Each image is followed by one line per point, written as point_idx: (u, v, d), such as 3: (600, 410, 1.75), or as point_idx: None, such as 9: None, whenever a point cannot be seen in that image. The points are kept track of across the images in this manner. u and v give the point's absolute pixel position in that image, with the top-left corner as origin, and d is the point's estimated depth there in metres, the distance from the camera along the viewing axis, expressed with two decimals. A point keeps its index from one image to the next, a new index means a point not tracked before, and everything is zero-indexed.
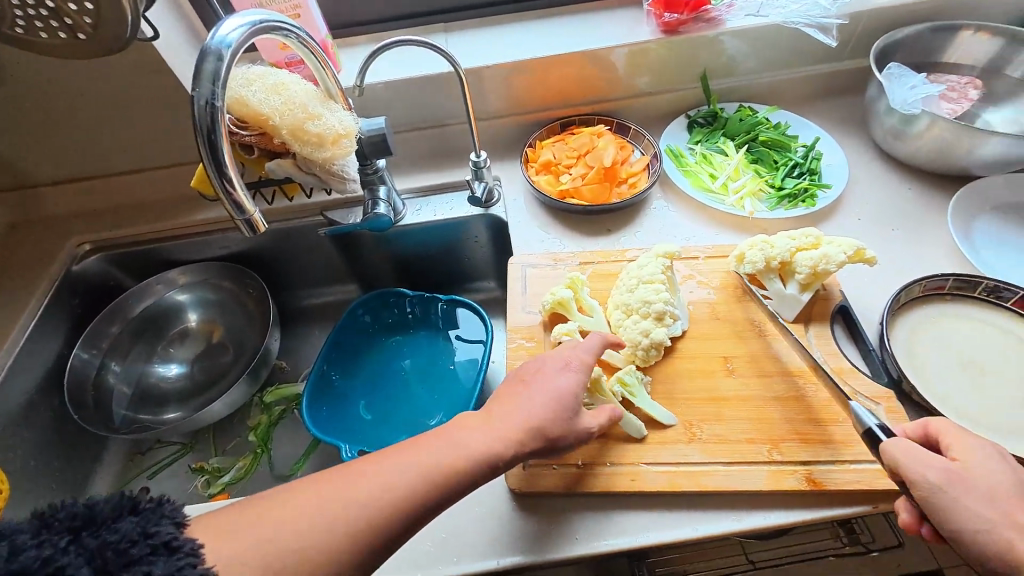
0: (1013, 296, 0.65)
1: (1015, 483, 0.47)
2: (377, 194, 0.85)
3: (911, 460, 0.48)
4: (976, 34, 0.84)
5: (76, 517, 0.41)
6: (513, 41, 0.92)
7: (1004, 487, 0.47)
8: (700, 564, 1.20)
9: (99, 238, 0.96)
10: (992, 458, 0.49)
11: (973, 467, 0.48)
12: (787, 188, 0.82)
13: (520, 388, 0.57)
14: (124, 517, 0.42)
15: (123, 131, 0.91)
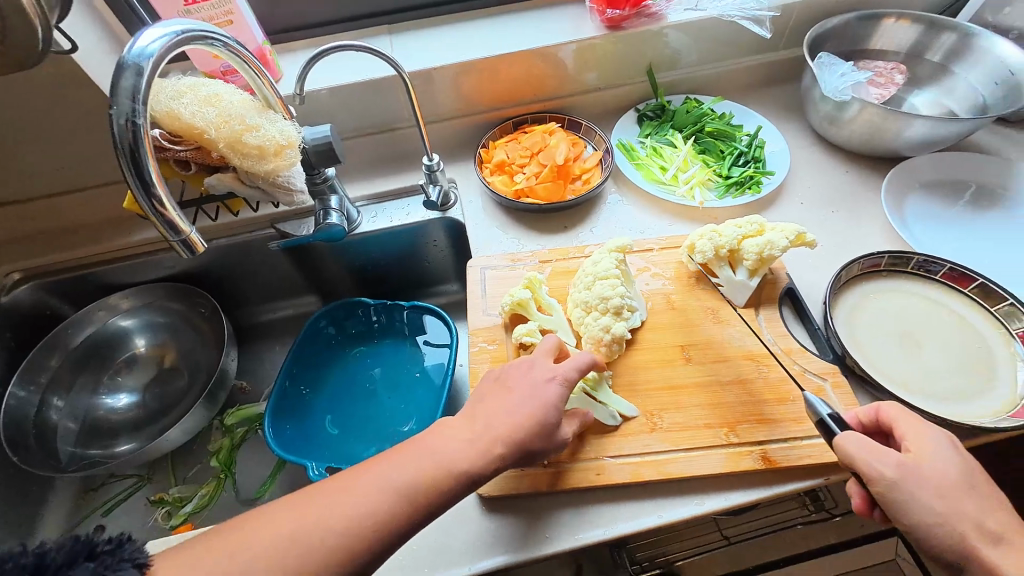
0: (940, 269, 0.70)
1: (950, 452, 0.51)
2: (329, 204, 0.83)
3: (866, 454, 0.50)
4: (898, 21, 0.88)
5: (27, 567, 0.40)
6: (460, 41, 0.91)
7: (943, 459, 0.50)
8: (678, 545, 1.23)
9: (29, 265, 0.89)
10: (942, 446, 0.52)
11: (924, 455, 0.51)
12: (733, 177, 0.85)
13: (487, 398, 0.56)
14: (79, 564, 0.42)
15: (47, 151, 0.85)
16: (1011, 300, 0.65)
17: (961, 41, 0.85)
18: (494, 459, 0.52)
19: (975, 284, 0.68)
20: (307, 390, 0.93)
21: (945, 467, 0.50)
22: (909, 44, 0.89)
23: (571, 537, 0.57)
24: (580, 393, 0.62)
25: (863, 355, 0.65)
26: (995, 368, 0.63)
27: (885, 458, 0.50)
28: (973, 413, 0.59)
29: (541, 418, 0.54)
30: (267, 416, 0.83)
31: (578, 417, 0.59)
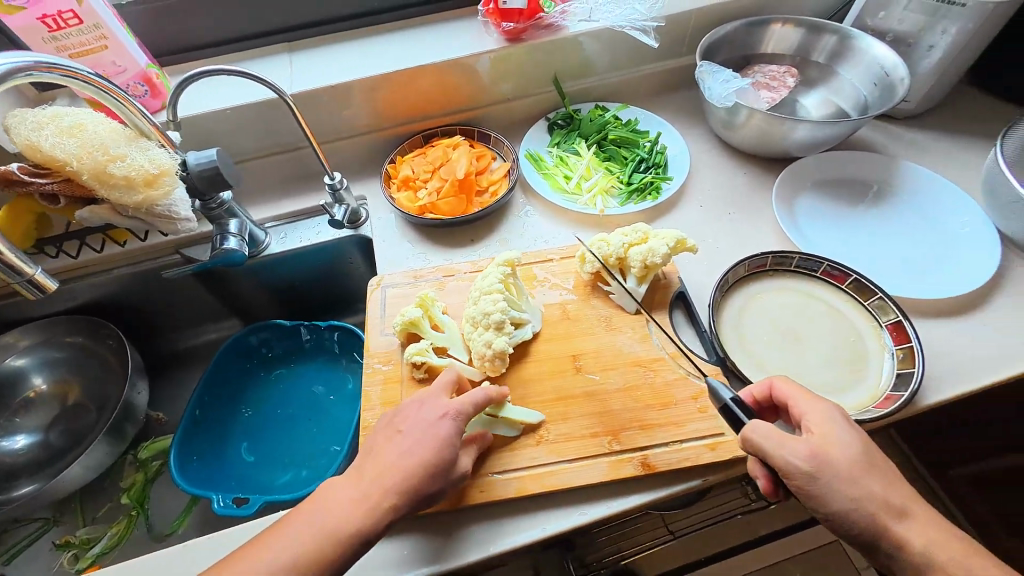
0: (819, 267, 0.72)
1: (839, 434, 0.52)
2: (226, 229, 0.81)
3: (769, 442, 0.52)
4: (785, 26, 0.92)
5: None
6: (361, 57, 0.90)
7: (837, 443, 0.52)
8: (626, 545, 1.22)
9: None
10: (838, 423, 0.53)
11: (821, 434, 0.52)
12: (634, 183, 0.87)
13: (391, 432, 0.56)
14: None
15: None
16: (880, 294, 0.68)
17: (842, 43, 0.89)
18: (371, 486, 0.52)
19: (851, 280, 0.71)
20: (247, 411, 0.93)
21: (833, 446, 0.51)
22: (798, 47, 0.93)
23: (464, 555, 0.57)
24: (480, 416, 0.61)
25: (743, 354, 0.67)
26: (866, 361, 0.66)
27: (790, 449, 0.51)
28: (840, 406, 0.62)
29: (419, 441, 0.54)
30: (174, 448, 0.81)
31: (474, 444, 0.59)
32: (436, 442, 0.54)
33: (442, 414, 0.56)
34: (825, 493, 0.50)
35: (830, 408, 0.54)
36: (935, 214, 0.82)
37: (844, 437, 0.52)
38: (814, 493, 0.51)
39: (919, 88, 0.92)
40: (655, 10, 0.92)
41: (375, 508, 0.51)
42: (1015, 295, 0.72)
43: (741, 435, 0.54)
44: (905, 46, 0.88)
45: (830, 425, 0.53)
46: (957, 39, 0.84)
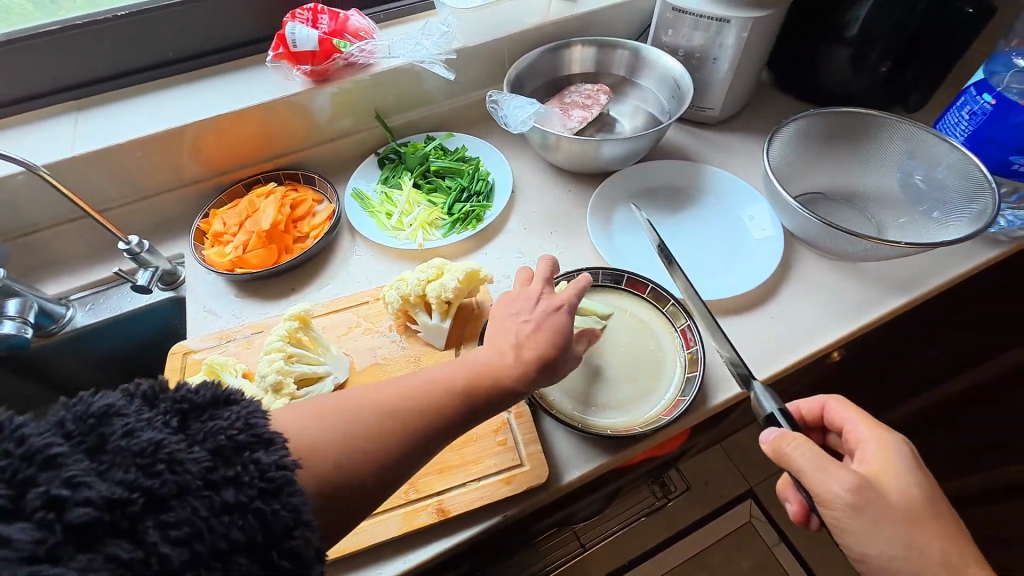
0: (622, 279, 0.75)
1: (907, 477, 0.53)
2: (2, 311, 0.73)
3: (811, 466, 0.51)
4: (583, 47, 0.96)
5: (179, 401, 0.41)
6: (156, 110, 0.86)
7: (906, 490, 0.52)
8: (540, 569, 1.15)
9: None
10: (906, 464, 0.54)
11: (882, 470, 0.53)
12: (455, 213, 0.87)
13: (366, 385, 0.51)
14: (222, 406, 0.41)
15: None
16: (673, 300, 0.71)
17: (634, 58, 0.94)
18: None
19: (649, 288, 0.73)
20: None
21: (896, 485, 0.52)
22: (599, 66, 0.98)
23: None
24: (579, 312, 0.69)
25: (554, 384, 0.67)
26: (662, 367, 0.68)
27: (832, 481, 0.50)
28: (636, 419, 0.64)
29: None
30: None
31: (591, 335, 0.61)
32: (542, 337, 0.55)
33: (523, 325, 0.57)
34: (865, 528, 0.50)
35: (887, 439, 0.56)
36: (737, 213, 0.87)
37: (899, 471, 0.53)
38: (847, 523, 0.51)
39: (717, 97, 0.98)
40: (441, 45, 0.92)
41: (475, 405, 0.51)
42: (802, 284, 0.78)
43: (779, 446, 0.54)
44: (695, 60, 0.94)
45: (886, 455, 0.55)
46: (734, 50, 0.90)
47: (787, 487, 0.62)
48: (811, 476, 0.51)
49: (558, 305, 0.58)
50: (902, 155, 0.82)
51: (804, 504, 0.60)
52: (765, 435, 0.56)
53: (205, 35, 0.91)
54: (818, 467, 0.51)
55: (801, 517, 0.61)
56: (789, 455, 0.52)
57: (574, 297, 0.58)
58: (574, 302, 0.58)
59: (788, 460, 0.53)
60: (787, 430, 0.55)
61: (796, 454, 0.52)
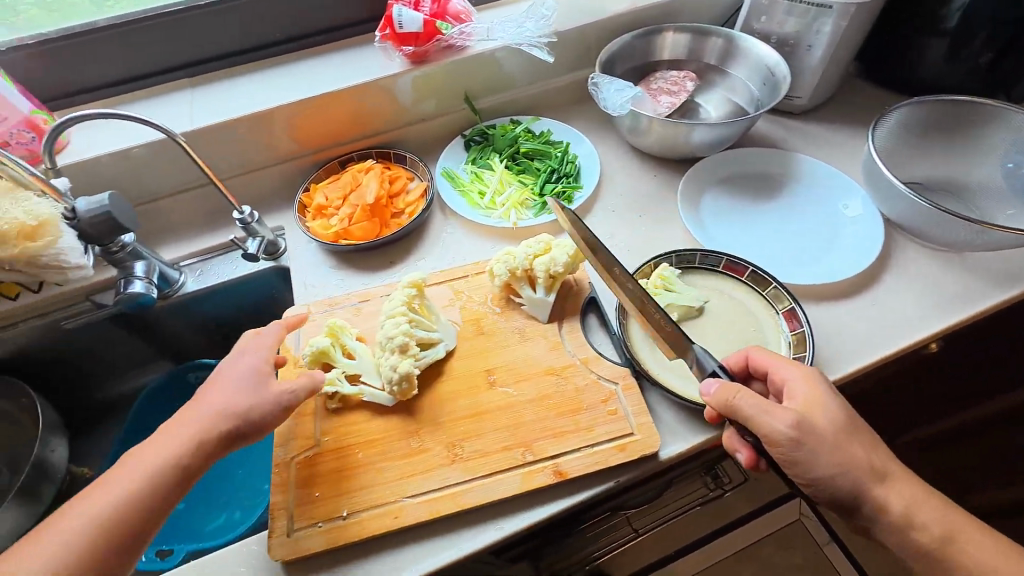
0: (720, 261, 0.75)
1: (832, 405, 0.55)
2: (131, 272, 0.79)
3: (756, 411, 0.54)
4: (676, 33, 0.96)
5: None
6: (265, 88, 0.90)
7: (834, 419, 0.54)
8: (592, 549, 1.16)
9: None
10: (828, 396, 0.56)
11: (809, 403, 0.55)
12: (546, 194, 0.89)
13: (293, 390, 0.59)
14: None
15: None
16: (775, 283, 0.71)
17: (727, 44, 0.94)
18: None
19: (748, 272, 0.74)
20: None
21: (822, 416, 0.54)
22: (691, 53, 0.98)
23: None
24: (664, 293, 0.71)
25: (657, 359, 0.69)
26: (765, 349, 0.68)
27: (778, 419, 0.53)
28: None
29: None
30: None
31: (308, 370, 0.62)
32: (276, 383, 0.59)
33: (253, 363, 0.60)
34: (809, 460, 0.53)
35: (806, 371, 0.58)
36: (831, 201, 0.86)
37: (823, 397, 0.55)
38: (798, 458, 0.53)
39: (807, 85, 0.97)
40: (542, 27, 0.95)
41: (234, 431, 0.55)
42: (901, 273, 0.78)
43: (725, 399, 0.55)
44: (788, 47, 0.93)
45: (810, 387, 0.57)
46: (832, 38, 0.89)
47: (733, 436, 0.60)
48: (757, 421, 0.54)
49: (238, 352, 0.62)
50: (1008, 146, 0.80)
51: (750, 449, 0.58)
52: (709, 389, 0.58)
53: (311, 18, 0.94)
54: (762, 408, 0.54)
55: (751, 464, 0.59)
56: (732, 400, 0.55)
57: (265, 340, 0.63)
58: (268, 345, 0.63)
59: (735, 410, 0.55)
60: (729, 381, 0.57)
61: (739, 400, 0.54)
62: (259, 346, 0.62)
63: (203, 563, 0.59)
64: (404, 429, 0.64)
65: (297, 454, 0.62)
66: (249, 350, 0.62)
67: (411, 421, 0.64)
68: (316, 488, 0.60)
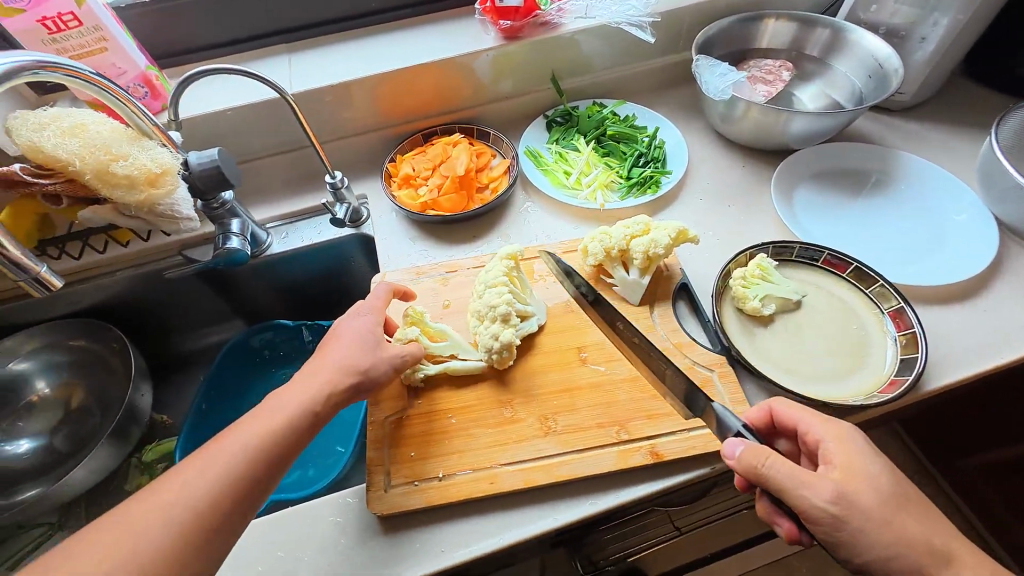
0: (821, 256, 0.73)
1: (889, 472, 0.50)
2: (229, 228, 0.81)
3: (790, 482, 0.49)
4: (778, 20, 0.93)
5: None
6: (360, 57, 0.91)
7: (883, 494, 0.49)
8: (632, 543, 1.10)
9: None
10: (869, 459, 0.50)
11: (850, 469, 0.50)
12: (634, 177, 0.87)
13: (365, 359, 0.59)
14: None
15: None
16: (881, 281, 0.69)
17: (835, 36, 0.90)
18: None
19: (851, 268, 0.71)
20: None
21: (865, 489, 0.49)
22: (792, 41, 0.94)
23: (477, 545, 0.56)
24: (762, 284, 0.69)
25: (754, 349, 0.67)
26: (869, 348, 0.66)
27: (815, 490, 0.49)
28: (843, 391, 0.62)
29: None
30: (179, 448, 0.82)
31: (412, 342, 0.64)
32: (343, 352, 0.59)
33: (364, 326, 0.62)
34: (853, 540, 0.48)
35: (839, 428, 0.52)
36: (936, 202, 0.82)
37: (861, 460, 0.50)
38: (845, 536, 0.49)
39: (914, 80, 0.92)
40: (648, 5, 0.94)
41: (328, 388, 0.56)
42: (1015, 281, 0.74)
43: (752, 467, 0.51)
44: (897, 39, 0.89)
45: (847, 449, 0.51)
46: (949, 30, 0.84)
47: (771, 508, 0.56)
48: (791, 492, 0.49)
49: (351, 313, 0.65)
50: None
51: (792, 523, 0.54)
52: (732, 450, 0.53)
53: None
54: (799, 480, 0.49)
55: (794, 538, 0.55)
56: (762, 468, 0.50)
57: (373, 305, 0.65)
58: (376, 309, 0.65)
59: (765, 478, 0.50)
60: (755, 445, 0.52)
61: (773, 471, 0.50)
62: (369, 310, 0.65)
63: (301, 511, 0.61)
64: (497, 398, 0.64)
65: (392, 414, 0.64)
66: (362, 312, 0.64)
67: (503, 391, 0.65)
68: (410, 448, 0.61)
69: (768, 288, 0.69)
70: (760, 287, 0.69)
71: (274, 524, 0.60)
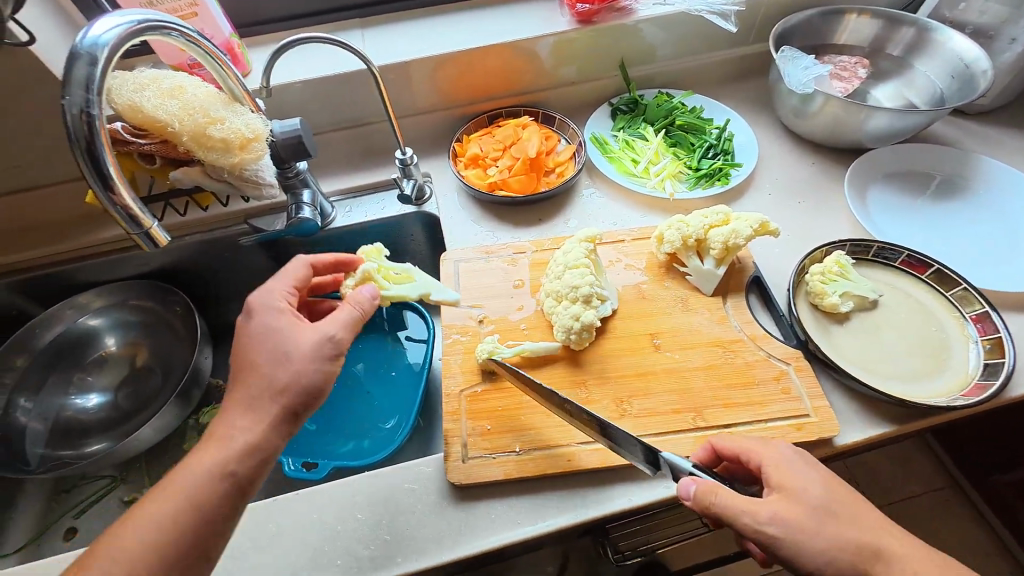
0: (899, 256, 0.72)
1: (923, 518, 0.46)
2: (300, 198, 0.82)
3: (742, 513, 0.47)
4: (860, 17, 0.91)
5: None
6: (434, 36, 0.92)
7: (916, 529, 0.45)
8: (657, 534, 1.06)
9: (12, 262, 0.88)
10: (810, 470, 0.49)
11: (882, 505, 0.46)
12: (703, 168, 0.87)
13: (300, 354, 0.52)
14: None
15: (23, 143, 0.83)
16: (964, 284, 0.67)
17: (919, 36, 0.88)
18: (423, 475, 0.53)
19: (932, 270, 0.70)
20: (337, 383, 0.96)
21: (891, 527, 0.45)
22: (871, 39, 0.92)
23: (552, 521, 0.57)
24: (840, 281, 0.68)
25: (832, 345, 0.66)
26: (950, 350, 0.65)
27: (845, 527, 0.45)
28: (926, 392, 0.61)
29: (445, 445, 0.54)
30: None
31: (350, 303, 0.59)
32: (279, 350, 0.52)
33: (269, 321, 0.54)
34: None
35: (771, 449, 0.52)
36: (1014, 208, 0.80)
37: (799, 474, 0.49)
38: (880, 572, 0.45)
39: (997, 84, 0.90)
40: None
41: None
42: None
43: (706, 506, 0.49)
44: (984, 39, 0.87)
45: (784, 468, 0.50)
46: None
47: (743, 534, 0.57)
48: (746, 522, 0.47)
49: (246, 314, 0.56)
50: None
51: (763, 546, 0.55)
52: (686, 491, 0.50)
53: None
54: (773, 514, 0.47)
55: None
56: (715, 505, 0.49)
57: (270, 294, 0.57)
58: (280, 295, 0.57)
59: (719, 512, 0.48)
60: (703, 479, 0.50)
61: (724, 505, 0.48)
62: (267, 305, 0.56)
63: (376, 477, 0.62)
64: (572, 378, 0.65)
65: (467, 388, 0.65)
66: (257, 309, 0.56)
67: (578, 371, 0.65)
68: (487, 421, 0.62)
69: (846, 284, 0.68)
70: (840, 282, 0.68)
71: (349, 486, 0.61)
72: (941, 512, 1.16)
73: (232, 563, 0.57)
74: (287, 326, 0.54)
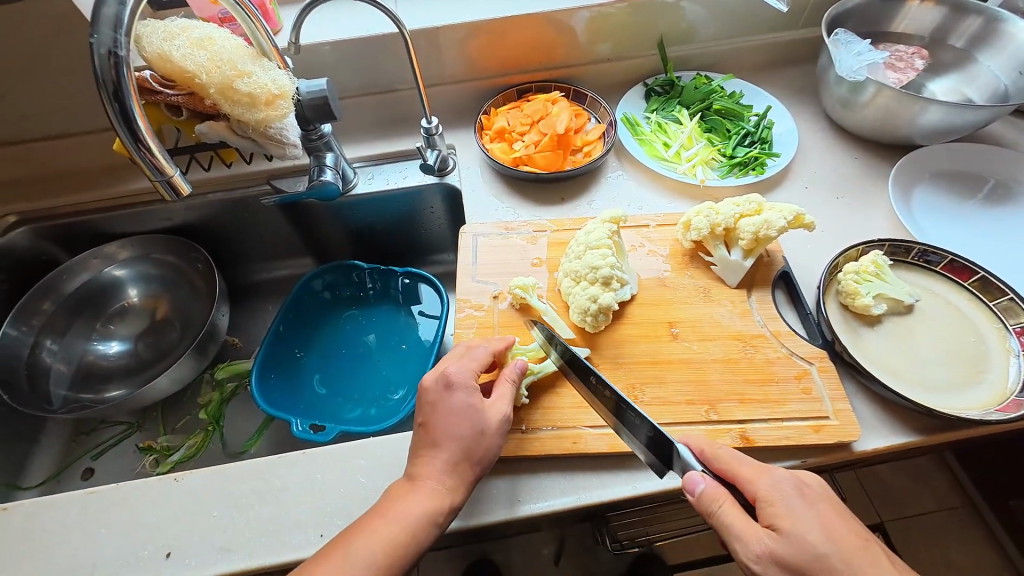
0: (940, 260, 0.68)
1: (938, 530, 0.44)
2: (323, 161, 0.81)
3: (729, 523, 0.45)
4: (923, 4, 0.86)
5: None
6: (468, 4, 0.89)
7: None
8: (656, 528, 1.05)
9: (43, 208, 0.90)
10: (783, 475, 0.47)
11: None
12: (738, 156, 0.83)
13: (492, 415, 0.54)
14: None
15: (58, 89, 0.83)
16: (1011, 294, 0.63)
17: (986, 27, 0.82)
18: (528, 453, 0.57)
19: (976, 277, 0.66)
20: (348, 350, 0.97)
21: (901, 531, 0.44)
22: (933, 28, 0.86)
23: (552, 501, 0.56)
24: (874, 282, 0.65)
25: (860, 346, 0.63)
26: (988, 363, 0.61)
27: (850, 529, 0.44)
28: (956, 405, 0.58)
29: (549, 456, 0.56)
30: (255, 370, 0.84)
31: (507, 379, 0.57)
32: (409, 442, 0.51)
33: (471, 400, 0.54)
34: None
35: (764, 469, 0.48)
36: None
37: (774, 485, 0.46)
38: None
39: None
40: None
41: None
42: None
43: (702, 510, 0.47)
44: None
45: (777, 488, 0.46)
46: None
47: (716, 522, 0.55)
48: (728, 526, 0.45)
49: (440, 385, 0.55)
50: None
51: None
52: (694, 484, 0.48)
53: None
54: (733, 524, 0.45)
55: None
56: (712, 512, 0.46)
57: (471, 377, 0.55)
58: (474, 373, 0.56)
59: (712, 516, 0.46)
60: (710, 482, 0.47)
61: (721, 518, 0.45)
62: (467, 381, 0.55)
63: (379, 443, 0.62)
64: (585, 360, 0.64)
65: None
66: (456, 384, 0.55)
67: (590, 354, 0.64)
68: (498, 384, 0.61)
69: (885, 289, 0.64)
70: (873, 281, 0.65)
71: (353, 448, 0.62)
72: (952, 533, 1.13)
73: (237, 512, 0.58)
74: (481, 407, 0.54)
